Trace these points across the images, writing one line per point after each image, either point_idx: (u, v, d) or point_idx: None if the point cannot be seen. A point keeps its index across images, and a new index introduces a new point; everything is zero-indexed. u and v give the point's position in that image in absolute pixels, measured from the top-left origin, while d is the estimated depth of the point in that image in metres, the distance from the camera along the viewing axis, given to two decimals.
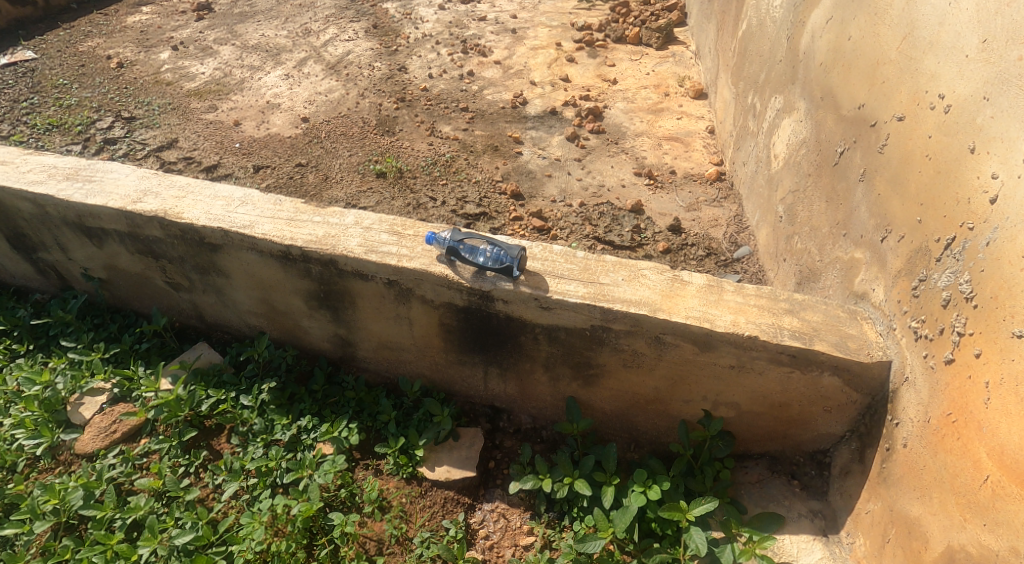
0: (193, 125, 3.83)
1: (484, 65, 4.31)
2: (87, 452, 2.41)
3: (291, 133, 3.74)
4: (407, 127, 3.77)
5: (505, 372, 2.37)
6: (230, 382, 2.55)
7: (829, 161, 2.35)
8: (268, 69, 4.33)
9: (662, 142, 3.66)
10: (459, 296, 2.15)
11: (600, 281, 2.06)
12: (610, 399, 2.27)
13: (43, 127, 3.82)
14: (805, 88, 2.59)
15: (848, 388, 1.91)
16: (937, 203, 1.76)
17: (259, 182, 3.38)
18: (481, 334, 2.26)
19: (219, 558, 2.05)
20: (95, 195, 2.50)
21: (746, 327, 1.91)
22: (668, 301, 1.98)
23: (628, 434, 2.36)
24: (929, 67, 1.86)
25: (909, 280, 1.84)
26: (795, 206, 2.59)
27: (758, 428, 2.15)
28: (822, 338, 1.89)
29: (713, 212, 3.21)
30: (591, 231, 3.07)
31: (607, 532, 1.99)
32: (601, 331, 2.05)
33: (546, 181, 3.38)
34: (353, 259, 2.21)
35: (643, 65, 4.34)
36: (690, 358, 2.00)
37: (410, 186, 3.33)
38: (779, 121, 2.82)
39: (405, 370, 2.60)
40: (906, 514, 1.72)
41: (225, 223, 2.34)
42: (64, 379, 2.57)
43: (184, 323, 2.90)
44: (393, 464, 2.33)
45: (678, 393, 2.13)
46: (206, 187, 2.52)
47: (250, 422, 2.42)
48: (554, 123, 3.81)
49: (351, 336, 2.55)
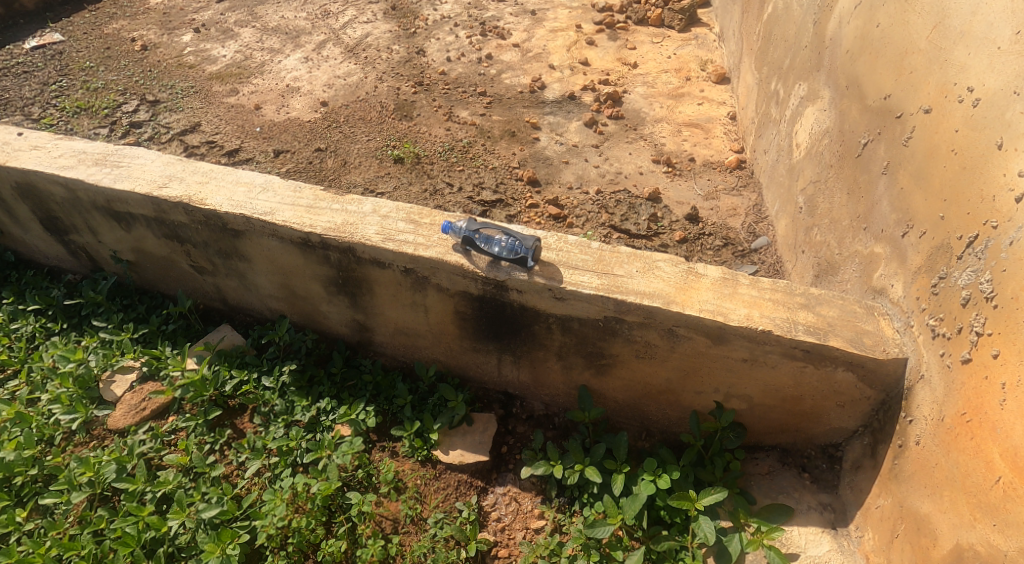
0: (215, 108, 3.88)
1: (503, 49, 4.28)
2: (118, 427, 2.51)
3: (311, 117, 3.77)
4: (425, 111, 3.77)
5: (518, 360, 2.40)
6: (252, 363, 2.64)
7: (852, 153, 2.23)
8: (287, 51, 4.35)
9: (682, 129, 3.62)
10: (474, 285, 2.17)
11: (615, 273, 2.05)
12: (622, 389, 2.29)
13: (71, 110, 3.90)
14: (831, 76, 2.47)
15: (863, 383, 1.85)
16: (960, 199, 1.69)
17: (280, 167, 3.43)
18: (495, 323, 2.29)
19: (244, 531, 2.14)
20: (123, 181, 2.57)
21: (761, 321, 1.86)
22: (682, 293, 1.96)
23: (640, 423, 2.38)
24: (959, 58, 1.77)
25: (929, 277, 1.77)
26: (816, 197, 2.48)
27: (770, 421, 2.12)
28: (836, 334, 1.83)
29: (732, 201, 3.17)
30: (607, 220, 3.08)
31: (617, 518, 2.04)
32: (614, 322, 2.05)
33: (562, 168, 3.39)
34: (370, 248, 2.24)
35: (664, 48, 4.27)
36: (703, 351, 1.98)
37: (427, 172, 3.36)
38: (802, 110, 2.70)
39: (420, 354, 2.65)
40: (916, 510, 1.69)
41: (247, 210, 2.39)
42: (96, 357, 2.68)
43: (209, 305, 2.98)
44: (409, 446, 2.39)
45: (689, 384, 2.12)
46: (228, 173, 2.57)
47: (272, 403, 2.51)
48: (572, 108, 3.79)
49: (368, 321, 2.60)
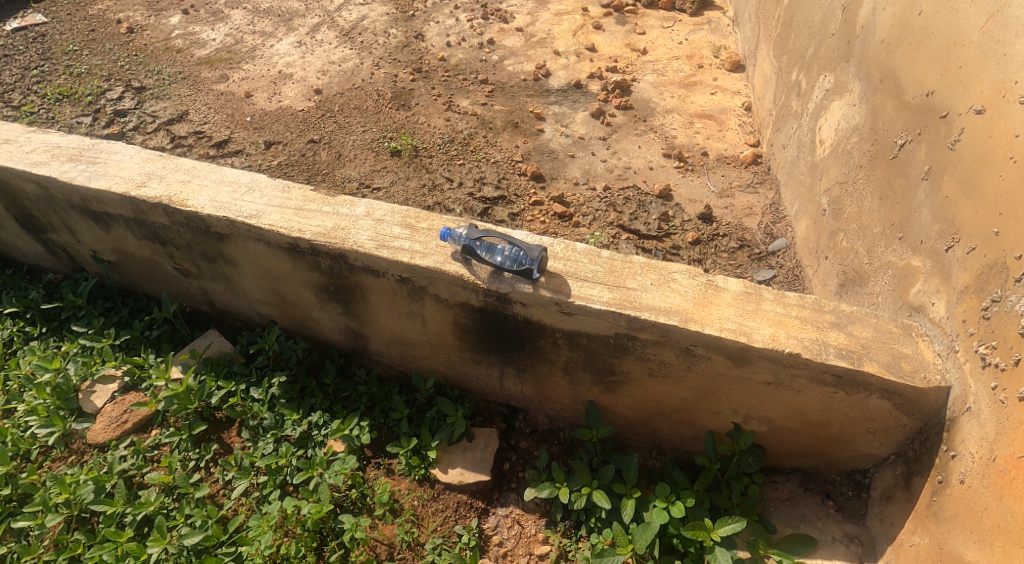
0: (204, 96, 3.70)
1: (506, 33, 4.08)
2: (98, 442, 2.38)
3: (304, 106, 3.59)
4: (423, 100, 3.58)
5: (522, 373, 2.26)
6: (240, 373, 2.49)
7: (886, 154, 2.05)
8: (280, 35, 4.15)
9: (694, 121, 3.43)
10: (474, 297, 2.01)
11: (627, 285, 1.90)
12: (632, 406, 2.14)
13: (53, 97, 3.71)
14: (862, 67, 2.28)
15: (899, 411, 1.70)
16: (1020, 213, 1.50)
17: (271, 160, 3.26)
18: (498, 336, 2.13)
19: (229, 559, 2.01)
20: (99, 179, 2.40)
21: (788, 342, 1.71)
22: (701, 310, 1.80)
23: (650, 441, 2.24)
24: (1020, 52, 1.57)
25: (979, 298, 1.60)
26: (842, 199, 2.31)
27: (792, 444, 1.98)
28: (872, 358, 1.68)
29: (747, 199, 2.99)
30: (615, 219, 2.91)
31: (626, 548, 1.90)
32: (626, 339, 1.89)
33: (568, 162, 3.21)
34: (363, 255, 2.08)
35: (675, 33, 4.06)
36: (723, 372, 1.82)
37: (425, 166, 3.18)
38: (828, 103, 2.51)
39: (418, 364, 2.50)
40: (960, 556, 1.54)
41: (231, 212, 2.23)
42: (75, 365, 2.53)
43: (196, 309, 2.84)
44: (405, 465, 2.25)
45: (706, 404, 1.98)
46: (212, 171, 2.40)
47: (260, 416, 2.37)
48: (578, 98, 3.60)
49: (362, 329, 2.45)
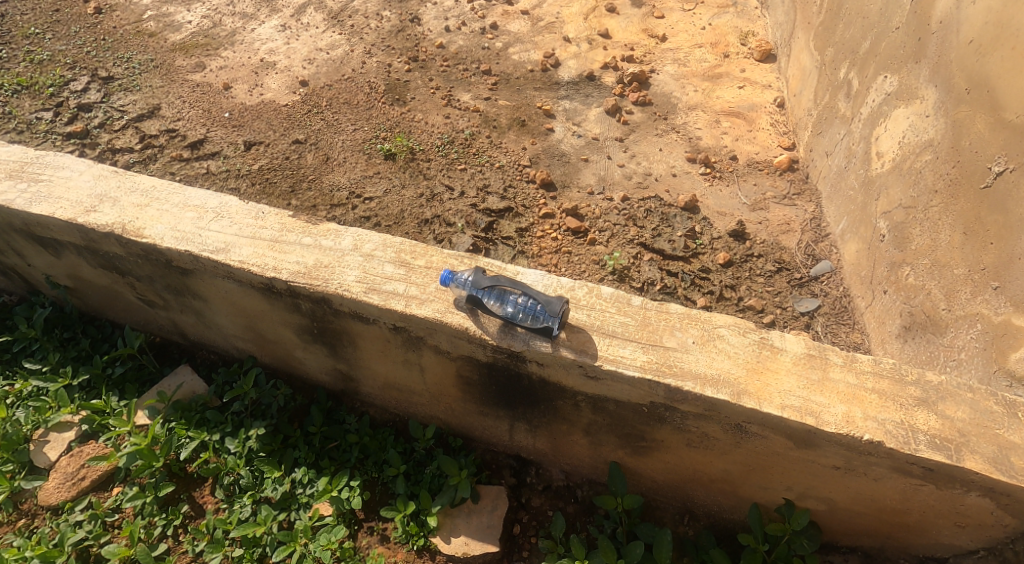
0: (177, 87, 3.32)
1: (510, 17, 3.69)
2: (50, 504, 2.06)
3: (288, 101, 3.22)
4: (420, 94, 3.22)
5: (535, 429, 1.96)
6: (213, 421, 2.18)
7: (975, 181, 1.76)
8: (262, 17, 3.75)
9: (721, 119, 3.08)
10: (481, 352, 1.70)
11: (665, 344, 1.58)
12: (663, 471, 1.85)
13: (9, 87, 3.33)
14: (938, 71, 1.94)
15: (1002, 511, 1.41)
16: None
17: (250, 165, 2.91)
18: (509, 392, 1.83)
19: None
20: (42, 201, 2.06)
21: (866, 426, 1.41)
22: (757, 380, 1.50)
23: (682, 505, 1.95)
24: None
25: None
26: (907, 226, 1.98)
27: (854, 524, 1.68)
28: (975, 451, 1.38)
29: (784, 213, 2.66)
30: (636, 235, 2.58)
31: None
32: (663, 410, 1.59)
33: (581, 168, 2.87)
34: (349, 300, 1.76)
35: (697, 16, 3.67)
36: (780, 452, 1.53)
37: (423, 171, 2.84)
38: (888, 110, 2.17)
39: (416, 410, 2.20)
40: None
41: (195, 245, 1.90)
42: (25, 411, 2.23)
43: (166, 339, 2.53)
44: (402, 532, 1.96)
45: (753, 479, 1.68)
46: (174, 191, 2.07)
47: (236, 473, 2.07)
48: (591, 91, 3.24)
49: (352, 373, 2.14)
